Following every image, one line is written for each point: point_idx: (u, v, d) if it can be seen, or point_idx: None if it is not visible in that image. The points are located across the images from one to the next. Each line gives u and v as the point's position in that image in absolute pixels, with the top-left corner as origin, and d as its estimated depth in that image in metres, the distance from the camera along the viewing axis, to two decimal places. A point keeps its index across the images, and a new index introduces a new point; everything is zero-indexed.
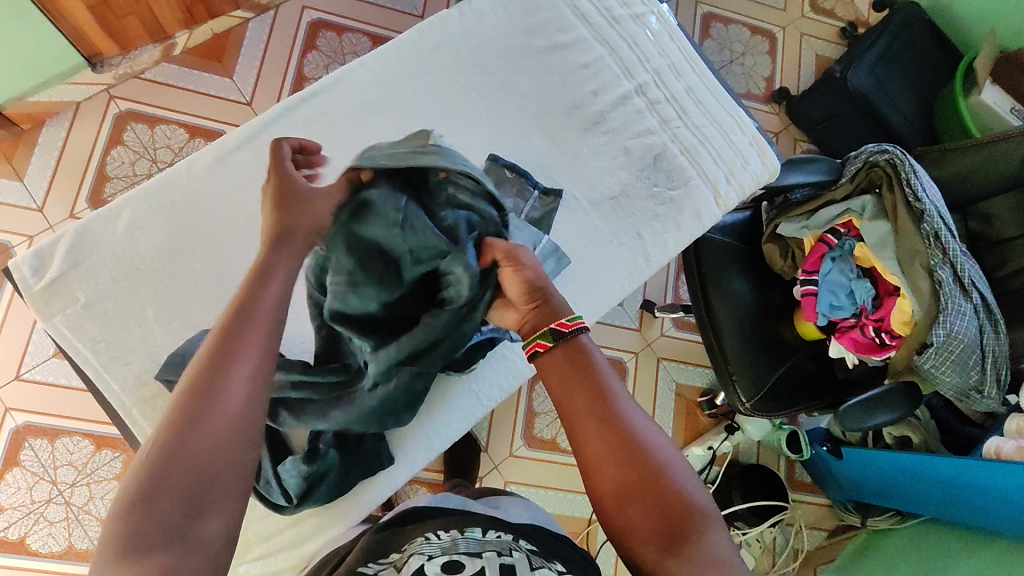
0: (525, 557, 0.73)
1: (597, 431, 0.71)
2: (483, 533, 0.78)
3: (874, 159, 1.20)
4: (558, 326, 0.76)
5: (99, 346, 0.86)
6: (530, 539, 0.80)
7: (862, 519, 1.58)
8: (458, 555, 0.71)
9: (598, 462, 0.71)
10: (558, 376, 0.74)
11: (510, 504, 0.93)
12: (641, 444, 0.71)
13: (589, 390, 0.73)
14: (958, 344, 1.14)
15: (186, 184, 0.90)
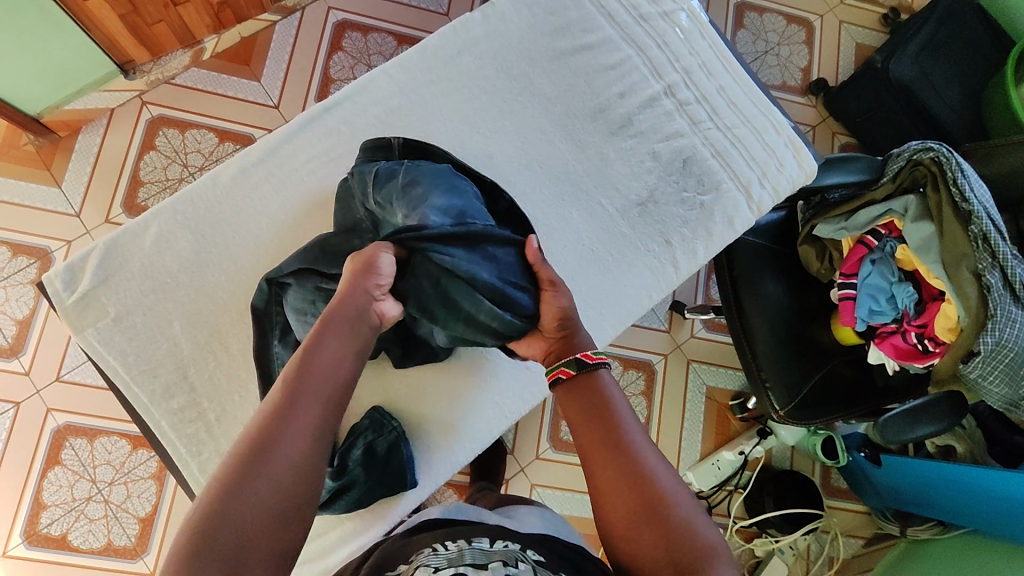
0: (530, 570, 0.71)
1: (613, 471, 0.69)
2: (489, 543, 0.76)
3: (918, 157, 1.14)
4: (583, 356, 0.77)
5: (129, 358, 0.87)
6: (539, 548, 0.77)
7: (902, 528, 1.53)
8: (464, 567, 0.70)
9: (615, 506, 0.67)
10: (581, 415, 0.73)
11: (524, 514, 0.94)
12: (657, 487, 0.67)
13: (609, 428, 0.71)
14: (1007, 354, 1.08)
15: (212, 197, 0.91)
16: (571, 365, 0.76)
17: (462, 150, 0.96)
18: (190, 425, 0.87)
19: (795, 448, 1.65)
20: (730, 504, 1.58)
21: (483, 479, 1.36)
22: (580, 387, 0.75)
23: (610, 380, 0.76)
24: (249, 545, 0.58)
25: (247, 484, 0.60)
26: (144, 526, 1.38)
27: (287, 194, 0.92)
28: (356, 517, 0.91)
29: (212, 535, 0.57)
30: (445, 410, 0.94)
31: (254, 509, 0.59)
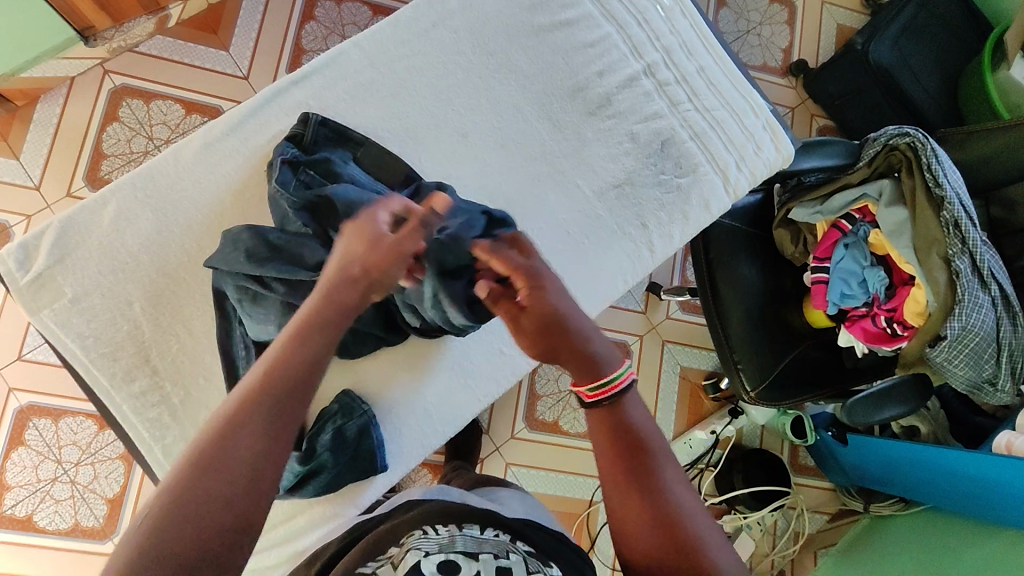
0: (522, 560, 0.71)
1: (630, 494, 0.65)
2: (480, 531, 0.76)
3: (894, 143, 1.15)
4: (586, 395, 0.70)
5: (88, 341, 0.84)
6: (528, 540, 0.79)
7: (865, 504, 1.57)
8: (455, 555, 0.69)
9: (633, 527, 0.64)
10: (598, 438, 0.68)
11: (507, 498, 0.94)
12: (677, 513, 0.63)
13: (626, 446, 0.66)
14: (972, 338, 1.10)
15: (174, 173, 0.87)
16: (587, 389, 0.69)
17: (435, 128, 0.93)
18: (153, 409, 0.85)
19: (765, 427, 1.68)
20: (701, 482, 1.61)
21: (458, 458, 1.36)
22: (602, 410, 0.69)
23: (632, 403, 0.69)
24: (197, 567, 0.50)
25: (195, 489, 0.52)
26: (113, 507, 1.36)
27: (253, 172, 0.89)
28: (326, 502, 0.90)
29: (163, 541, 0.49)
30: (415, 390, 0.93)
31: (203, 520, 0.51)
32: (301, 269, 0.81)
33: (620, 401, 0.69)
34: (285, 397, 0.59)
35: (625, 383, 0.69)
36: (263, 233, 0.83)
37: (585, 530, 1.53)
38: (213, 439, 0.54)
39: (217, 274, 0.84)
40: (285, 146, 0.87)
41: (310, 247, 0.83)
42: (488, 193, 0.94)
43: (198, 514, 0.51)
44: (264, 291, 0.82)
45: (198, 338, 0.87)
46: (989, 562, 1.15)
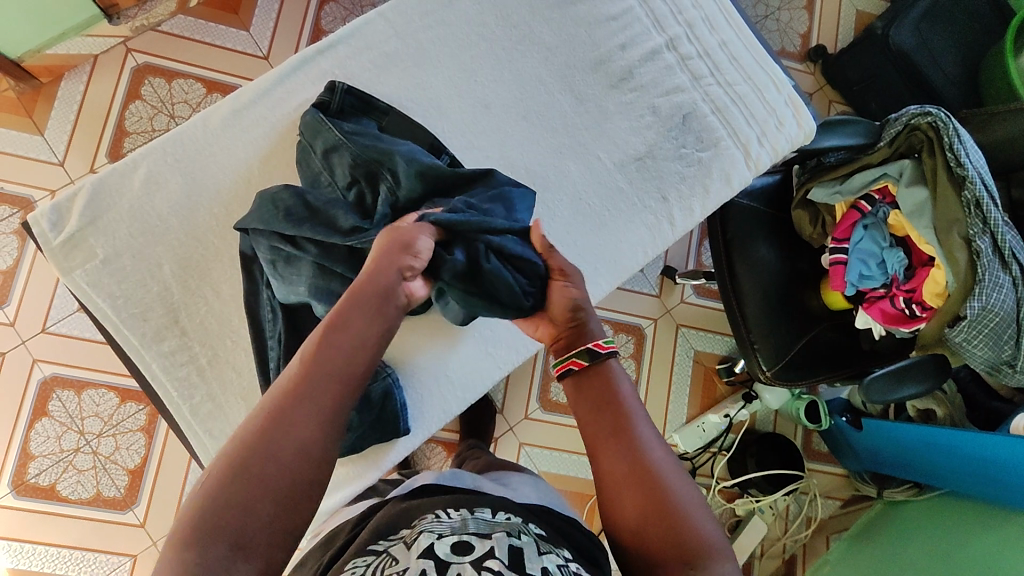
0: (533, 542, 0.71)
1: (614, 453, 0.68)
2: (492, 514, 0.76)
3: (916, 123, 1.14)
4: (596, 347, 0.74)
5: (118, 302, 0.85)
6: (540, 525, 0.80)
7: (880, 490, 1.58)
8: (468, 535, 0.70)
9: (612, 487, 0.67)
10: (577, 405, 0.73)
11: (518, 484, 0.95)
12: (655, 472, 0.66)
13: (606, 406, 0.71)
14: (992, 318, 1.10)
15: (202, 139, 0.89)
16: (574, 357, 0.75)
17: (459, 98, 0.94)
18: (180, 369, 0.86)
19: (778, 412, 1.68)
20: (714, 465, 1.61)
21: (473, 435, 1.37)
22: (585, 379, 0.73)
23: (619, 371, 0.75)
24: (248, 535, 0.57)
25: (251, 467, 0.59)
26: (134, 478, 1.38)
27: (279, 139, 0.90)
28: (348, 464, 0.92)
29: (221, 513, 0.57)
30: (438, 358, 0.94)
31: (255, 499, 0.58)
32: (334, 233, 0.81)
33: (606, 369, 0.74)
34: (331, 382, 0.66)
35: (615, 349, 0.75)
36: (303, 193, 0.85)
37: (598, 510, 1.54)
38: (275, 416, 0.62)
39: (247, 237, 0.85)
40: (312, 111, 0.88)
41: (343, 210, 0.83)
42: (511, 163, 0.94)
43: (256, 486, 0.58)
44: (295, 253, 0.83)
45: (224, 301, 0.88)
46: (1001, 544, 1.15)
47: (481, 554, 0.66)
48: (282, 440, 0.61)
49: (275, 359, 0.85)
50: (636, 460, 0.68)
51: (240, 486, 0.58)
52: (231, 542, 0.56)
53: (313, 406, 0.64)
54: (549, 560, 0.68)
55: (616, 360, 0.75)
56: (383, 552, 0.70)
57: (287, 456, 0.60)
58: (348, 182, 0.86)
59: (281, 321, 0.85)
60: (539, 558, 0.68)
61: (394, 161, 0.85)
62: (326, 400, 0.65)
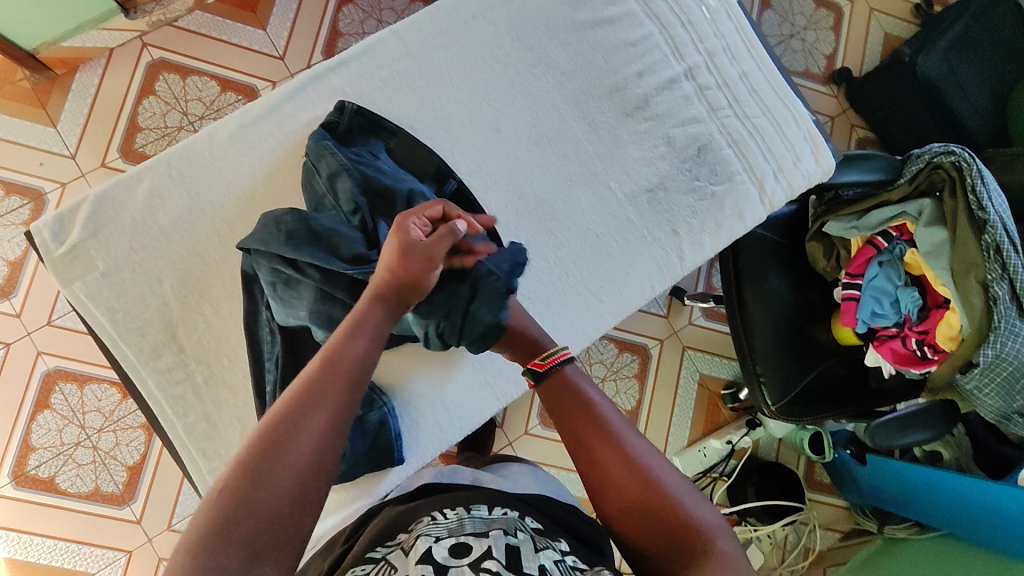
0: (529, 539, 0.71)
1: (594, 454, 0.70)
2: (488, 511, 0.76)
3: (938, 161, 1.12)
4: (535, 365, 0.79)
5: (117, 315, 0.85)
6: (537, 516, 0.79)
7: (880, 526, 1.57)
8: (465, 536, 0.69)
9: (603, 481, 0.69)
10: (552, 411, 0.75)
11: (518, 473, 0.93)
12: (636, 460, 0.69)
13: (579, 410, 0.74)
14: (1006, 367, 1.07)
15: (208, 153, 0.88)
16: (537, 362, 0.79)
17: (470, 122, 0.92)
18: (177, 386, 0.86)
19: (782, 441, 1.65)
20: (713, 491, 1.59)
21: (471, 450, 1.36)
22: (551, 381, 0.77)
23: (578, 373, 0.78)
24: (255, 558, 0.53)
25: (254, 489, 0.55)
26: (132, 474, 1.39)
27: (286, 157, 0.90)
28: (341, 489, 0.91)
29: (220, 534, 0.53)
30: (434, 382, 0.93)
31: (262, 505, 0.55)
32: (336, 259, 0.81)
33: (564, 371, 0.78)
34: (333, 388, 0.64)
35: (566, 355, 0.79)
36: (308, 217, 0.83)
37: None
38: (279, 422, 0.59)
39: (250, 258, 0.84)
40: (319, 132, 0.87)
41: (348, 237, 0.83)
42: (520, 190, 0.92)
43: (264, 497, 0.56)
44: (297, 276, 0.82)
45: (224, 318, 0.87)
46: None
47: (479, 553, 0.66)
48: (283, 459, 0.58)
49: (270, 382, 0.84)
50: (620, 457, 0.69)
51: (241, 506, 0.55)
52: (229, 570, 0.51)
53: (317, 413, 0.62)
54: (546, 556, 0.68)
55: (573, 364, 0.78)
56: (381, 559, 0.68)
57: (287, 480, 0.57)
58: (353, 209, 0.85)
59: (279, 343, 0.84)
60: (536, 555, 0.68)
61: (397, 197, 0.85)
62: (334, 402, 0.63)
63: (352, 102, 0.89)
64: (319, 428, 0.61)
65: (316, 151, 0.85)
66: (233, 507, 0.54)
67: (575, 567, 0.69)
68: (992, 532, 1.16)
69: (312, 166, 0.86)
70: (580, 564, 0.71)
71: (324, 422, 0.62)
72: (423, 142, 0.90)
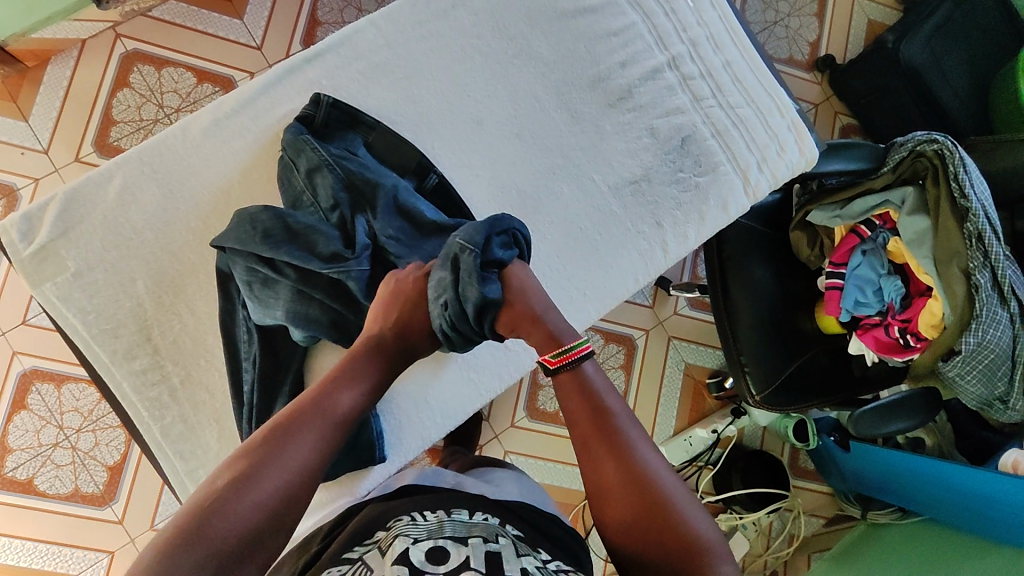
0: (510, 545, 0.71)
1: (598, 460, 0.67)
2: (469, 515, 0.75)
3: (921, 149, 1.11)
4: (546, 361, 0.73)
5: (89, 316, 0.83)
6: (516, 522, 0.79)
7: (863, 511, 1.57)
8: (444, 540, 0.68)
9: (605, 489, 0.67)
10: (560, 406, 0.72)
11: (502, 479, 0.94)
12: (641, 470, 0.66)
13: (587, 412, 0.70)
14: (988, 354, 1.08)
15: (180, 149, 0.85)
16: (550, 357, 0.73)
17: (451, 114, 0.91)
18: (153, 388, 0.84)
19: (767, 429, 1.66)
20: (699, 480, 1.60)
21: (457, 444, 1.36)
22: (563, 381, 0.72)
23: (592, 371, 0.72)
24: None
25: (226, 504, 0.57)
26: (113, 474, 1.37)
27: (261, 152, 0.87)
28: (324, 488, 0.90)
29: (185, 542, 0.54)
30: (419, 381, 0.91)
31: (225, 530, 0.56)
32: (314, 258, 0.80)
33: (581, 368, 0.72)
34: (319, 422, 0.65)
35: (584, 351, 0.73)
36: (285, 214, 0.81)
37: (580, 520, 1.53)
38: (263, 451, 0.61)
39: (225, 255, 0.82)
40: (296, 126, 0.85)
41: (325, 235, 0.82)
42: (502, 184, 0.91)
43: (228, 522, 0.57)
44: (274, 275, 0.81)
45: (200, 318, 0.86)
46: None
47: (458, 561, 0.65)
48: (261, 483, 0.59)
49: (249, 382, 0.83)
50: (626, 466, 0.66)
51: (210, 520, 0.56)
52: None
53: (297, 445, 0.63)
54: (527, 563, 0.68)
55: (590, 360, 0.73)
56: (358, 559, 0.67)
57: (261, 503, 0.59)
58: (332, 205, 0.83)
59: (257, 343, 0.83)
60: (517, 560, 0.68)
61: (379, 194, 0.84)
62: (319, 435, 0.64)
63: (329, 94, 0.87)
64: (298, 461, 0.62)
65: (292, 145, 0.83)
66: (198, 527, 0.56)
67: (558, 571, 0.70)
68: (976, 519, 1.18)
69: (287, 160, 0.84)
70: (562, 568, 0.72)
71: (304, 455, 0.63)
72: (402, 135, 0.89)
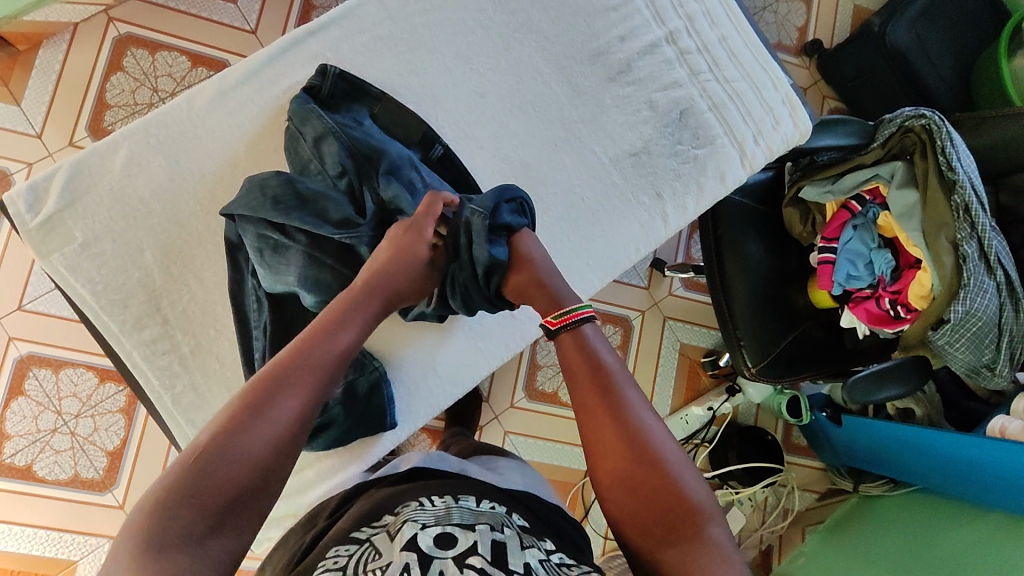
0: (516, 535, 0.71)
1: (604, 421, 0.67)
2: (477, 502, 0.76)
3: (909, 124, 1.15)
4: (547, 323, 0.73)
5: (98, 288, 0.83)
6: (524, 513, 0.80)
7: (855, 484, 1.61)
8: (452, 526, 0.69)
9: (605, 452, 0.66)
10: (571, 369, 0.71)
11: (505, 468, 0.95)
12: (640, 432, 0.66)
13: (596, 375, 0.69)
14: (975, 322, 1.11)
15: (187, 121, 0.86)
16: (552, 319, 0.74)
17: (454, 87, 0.92)
18: (163, 357, 0.84)
19: (760, 406, 1.70)
20: (695, 457, 1.62)
21: (458, 423, 1.37)
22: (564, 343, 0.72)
23: (592, 334, 0.72)
24: (206, 535, 0.53)
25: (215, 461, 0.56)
26: (113, 459, 1.36)
27: (267, 124, 0.88)
28: (335, 456, 0.91)
29: (182, 500, 0.54)
30: (426, 349, 0.93)
31: (218, 486, 0.55)
32: (325, 224, 0.81)
33: (581, 331, 0.73)
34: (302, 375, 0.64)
35: (587, 314, 0.73)
36: (294, 181, 0.82)
37: (579, 498, 1.55)
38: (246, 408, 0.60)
39: (234, 223, 0.82)
40: (302, 97, 0.86)
41: (335, 201, 0.82)
42: (505, 155, 0.93)
43: (220, 477, 0.55)
44: (284, 242, 0.81)
45: (209, 289, 0.86)
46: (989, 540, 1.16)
47: (464, 548, 0.65)
48: (247, 440, 0.58)
49: (260, 351, 0.83)
50: (629, 432, 0.66)
51: (201, 478, 0.55)
52: (186, 535, 0.52)
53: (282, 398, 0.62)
54: (531, 554, 0.67)
55: (591, 325, 0.73)
56: (366, 542, 0.68)
57: (248, 454, 0.58)
58: (339, 172, 0.84)
59: (267, 312, 0.84)
60: (522, 552, 0.67)
61: (382, 160, 0.84)
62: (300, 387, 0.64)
63: (334, 66, 0.88)
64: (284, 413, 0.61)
65: (298, 114, 0.84)
66: (190, 484, 0.54)
67: (561, 564, 0.69)
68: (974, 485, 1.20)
69: (292, 131, 0.85)
70: (566, 561, 0.70)
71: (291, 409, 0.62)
72: (406, 107, 0.89)
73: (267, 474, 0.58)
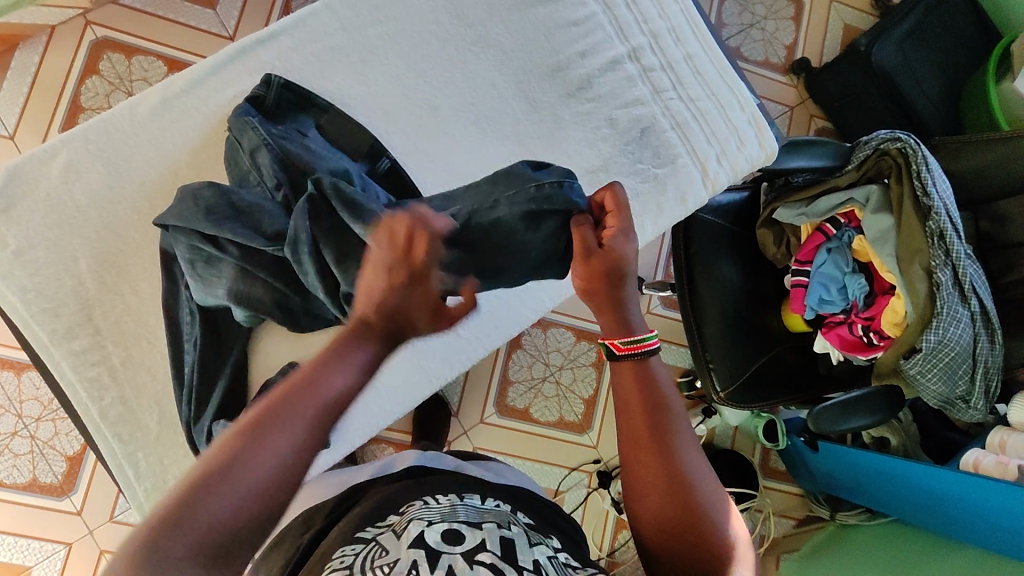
0: (523, 533, 0.68)
1: (645, 455, 0.66)
2: (481, 502, 0.74)
3: (885, 147, 1.11)
4: (613, 345, 0.70)
5: (29, 295, 0.82)
6: (528, 513, 0.77)
7: (831, 512, 1.57)
8: (458, 523, 0.66)
9: (642, 486, 0.65)
10: (620, 395, 0.69)
11: (498, 467, 0.94)
12: (681, 471, 0.64)
13: (642, 406, 0.67)
14: (949, 352, 1.08)
15: (128, 128, 0.86)
16: (621, 341, 0.69)
17: (406, 100, 0.90)
18: (92, 368, 0.84)
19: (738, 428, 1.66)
20: None
21: (424, 440, 1.36)
22: (626, 372, 0.69)
23: (656, 364, 0.70)
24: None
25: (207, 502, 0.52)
26: (72, 465, 1.35)
27: (210, 133, 0.88)
28: None
29: (173, 537, 0.50)
30: None
31: (212, 529, 0.52)
32: (257, 236, 0.79)
33: (646, 361, 0.70)
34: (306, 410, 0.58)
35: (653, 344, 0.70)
36: (229, 192, 0.80)
37: None
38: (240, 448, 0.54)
39: (167, 233, 0.82)
40: (245, 107, 0.84)
41: (269, 213, 0.80)
42: (456, 169, 0.91)
43: (211, 522, 0.52)
44: (217, 253, 0.80)
45: (144, 297, 0.86)
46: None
47: (472, 545, 0.63)
48: (238, 487, 0.53)
49: (190, 364, 0.84)
50: (669, 468, 0.65)
51: (192, 516, 0.51)
52: (180, 571, 0.50)
53: (280, 437, 0.56)
54: (540, 552, 0.65)
55: (656, 357, 0.70)
56: (372, 540, 0.64)
57: (230, 518, 0.52)
58: (276, 183, 0.81)
59: (198, 325, 0.83)
60: (530, 550, 0.64)
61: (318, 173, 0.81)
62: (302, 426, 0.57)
63: (280, 76, 0.87)
64: (282, 459, 0.55)
65: (237, 123, 0.82)
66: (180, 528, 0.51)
67: (568, 562, 0.66)
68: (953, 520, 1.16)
69: (232, 140, 0.84)
70: (573, 560, 0.67)
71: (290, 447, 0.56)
72: (354, 119, 0.88)
73: (262, 521, 0.54)
